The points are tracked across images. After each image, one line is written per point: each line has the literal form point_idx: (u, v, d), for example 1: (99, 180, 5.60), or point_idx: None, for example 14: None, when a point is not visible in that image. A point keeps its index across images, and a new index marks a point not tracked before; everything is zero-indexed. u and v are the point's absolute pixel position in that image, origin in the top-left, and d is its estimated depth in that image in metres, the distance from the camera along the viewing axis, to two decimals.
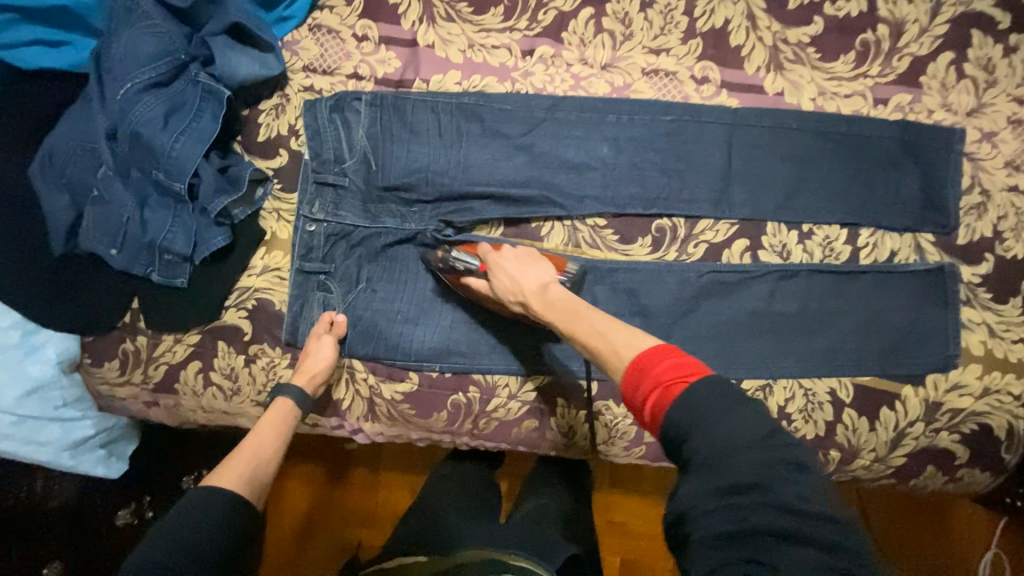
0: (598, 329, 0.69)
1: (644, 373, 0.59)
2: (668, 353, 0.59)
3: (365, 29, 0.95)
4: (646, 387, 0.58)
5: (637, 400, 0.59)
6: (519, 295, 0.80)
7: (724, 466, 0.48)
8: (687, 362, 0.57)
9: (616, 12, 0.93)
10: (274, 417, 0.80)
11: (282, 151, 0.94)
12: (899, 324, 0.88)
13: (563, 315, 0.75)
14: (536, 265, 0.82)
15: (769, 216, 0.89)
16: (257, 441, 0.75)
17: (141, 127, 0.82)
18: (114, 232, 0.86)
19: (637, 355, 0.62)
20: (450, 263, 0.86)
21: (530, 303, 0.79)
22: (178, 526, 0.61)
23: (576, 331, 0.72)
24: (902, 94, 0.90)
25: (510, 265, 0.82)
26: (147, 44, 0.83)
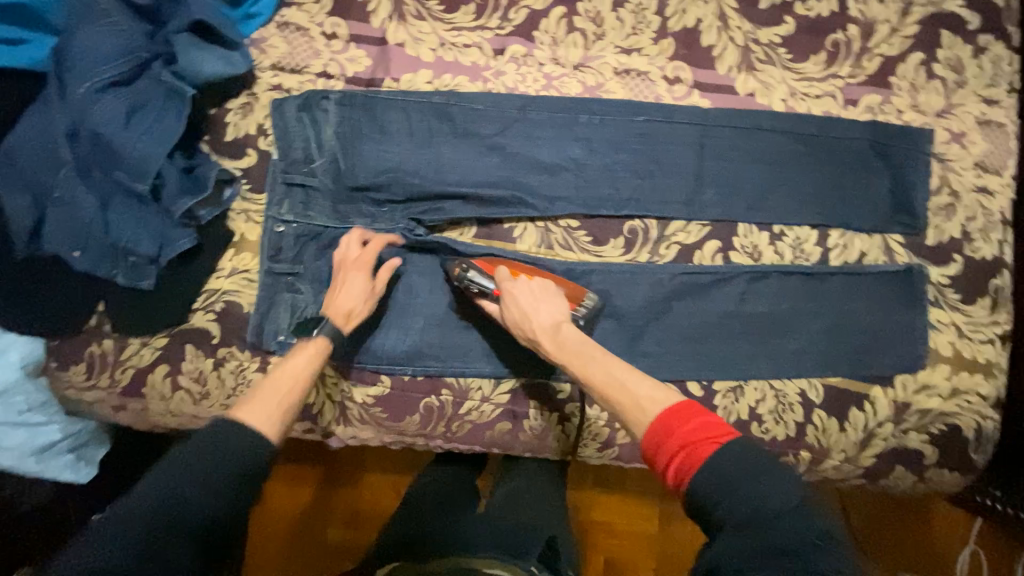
0: (615, 379, 0.70)
1: (668, 432, 0.60)
2: (691, 412, 0.61)
3: (334, 26, 0.93)
4: (670, 450, 0.59)
5: (661, 463, 0.60)
6: (529, 329, 0.78)
7: (757, 529, 0.50)
8: (712, 424, 0.59)
9: (588, 11, 0.92)
10: (305, 354, 0.76)
11: (251, 151, 0.93)
12: (869, 325, 0.88)
13: (577, 355, 0.74)
14: (555, 301, 0.81)
15: (740, 218, 0.89)
16: (284, 378, 0.72)
17: (101, 127, 0.81)
18: (76, 234, 0.84)
19: (658, 413, 0.63)
20: (464, 282, 0.85)
21: (538, 337, 0.78)
22: (182, 458, 0.59)
23: (591, 377, 0.71)
24: (872, 94, 0.90)
25: (527, 296, 0.80)
26: (107, 42, 0.81)
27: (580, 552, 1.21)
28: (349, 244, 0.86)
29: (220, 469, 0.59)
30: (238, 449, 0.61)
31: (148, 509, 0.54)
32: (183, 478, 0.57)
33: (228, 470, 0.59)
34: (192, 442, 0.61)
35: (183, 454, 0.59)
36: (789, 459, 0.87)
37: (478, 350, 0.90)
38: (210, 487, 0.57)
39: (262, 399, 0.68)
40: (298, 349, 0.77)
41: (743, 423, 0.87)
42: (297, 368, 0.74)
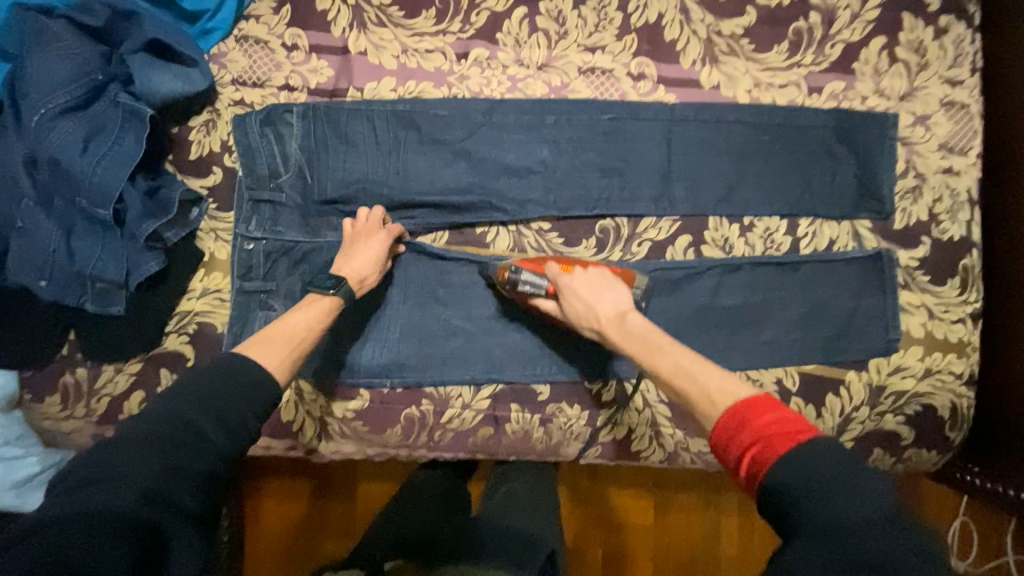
0: (687, 365, 0.67)
1: (741, 427, 0.56)
2: (767, 407, 0.56)
3: (294, 37, 0.91)
4: (742, 445, 0.55)
5: (733, 458, 0.56)
6: (595, 321, 0.78)
7: (843, 537, 0.45)
8: (791, 421, 0.54)
9: (550, 10, 0.91)
10: (315, 305, 0.76)
11: (216, 169, 0.92)
12: (844, 310, 0.89)
13: (641, 345, 0.72)
14: (614, 290, 0.80)
15: (710, 211, 0.89)
16: (294, 323, 0.72)
17: (57, 153, 0.79)
18: (40, 263, 0.83)
19: (729, 408, 0.59)
20: (518, 284, 0.82)
21: (603, 329, 0.77)
22: (185, 386, 0.58)
23: (659, 366, 0.68)
24: (836, 81, 0.90)
25: (587, 289, 0.79)
26: (58, 65, 0.79)
27: (580, 548, 1.22)
28: (350, 221, 0.86)
29: (229, 394, 0.58)
30: (245, 380, 0.61)
31: (159, 427, 0.54)
32: (192, 400, 0.57)
33: (232, 399, 0.58)
34: (196, 372, 0.60)
35: (185, 384, 0.58)
36: None
37: (456, 358, 0.90)
38: (218, 412, 0.57)
39: (269, 343, 0.68)
40: (309, 301, 0.77)
41: None
42: (309, 320, 0.74)
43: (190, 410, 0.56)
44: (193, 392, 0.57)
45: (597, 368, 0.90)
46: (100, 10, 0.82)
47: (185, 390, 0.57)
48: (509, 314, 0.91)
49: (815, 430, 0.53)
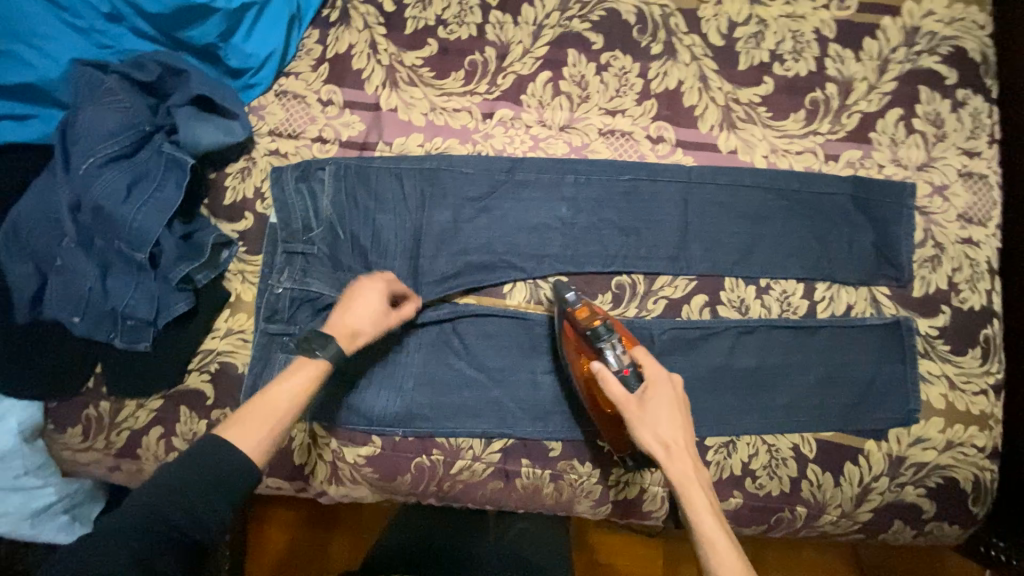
0: (729, 540, 0.66)
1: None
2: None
3: (330, 93, 0.97)
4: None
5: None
6: (660, 433, 0.72)
7: None
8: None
9: (573, 75, 0.96)
10: (303, 381, 0.71)
11: (248, 215, 0.96)
12: (861, 378, 0.88)
13: (696, 498, 0.68)
14: (686, 430, 0.74)
15: (726, 272, 0.90)
16: (277, 401, 0.69)
17: (103, 200, 0.84)
18: (77, 301, 0.87)
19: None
20: (602, 340, 0.79)
21: (666, 458, 0.71)
22: (176, 483, 0.58)
23: (702, 522, 0.66)
24: (853, 150, 0.92)
25: (664, 412, 0.73)
26: (110, 119, 0.84)
27: None
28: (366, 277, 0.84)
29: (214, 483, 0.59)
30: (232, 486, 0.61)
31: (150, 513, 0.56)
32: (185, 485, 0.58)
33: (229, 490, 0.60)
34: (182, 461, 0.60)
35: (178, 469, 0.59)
36: (784, 515, 0.86)
37: (469, 410, 0.90)
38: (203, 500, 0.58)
39: (256, 423, 0.66)
40: (292, 374, 0.71)
41: (737, 479, 0.86)
42: (295, 391, 0.70)
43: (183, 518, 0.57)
44: (192, 498, 0.58)
45: None
46: (153, 67, 0.87)
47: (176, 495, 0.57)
48: (523, 367, 0.91)
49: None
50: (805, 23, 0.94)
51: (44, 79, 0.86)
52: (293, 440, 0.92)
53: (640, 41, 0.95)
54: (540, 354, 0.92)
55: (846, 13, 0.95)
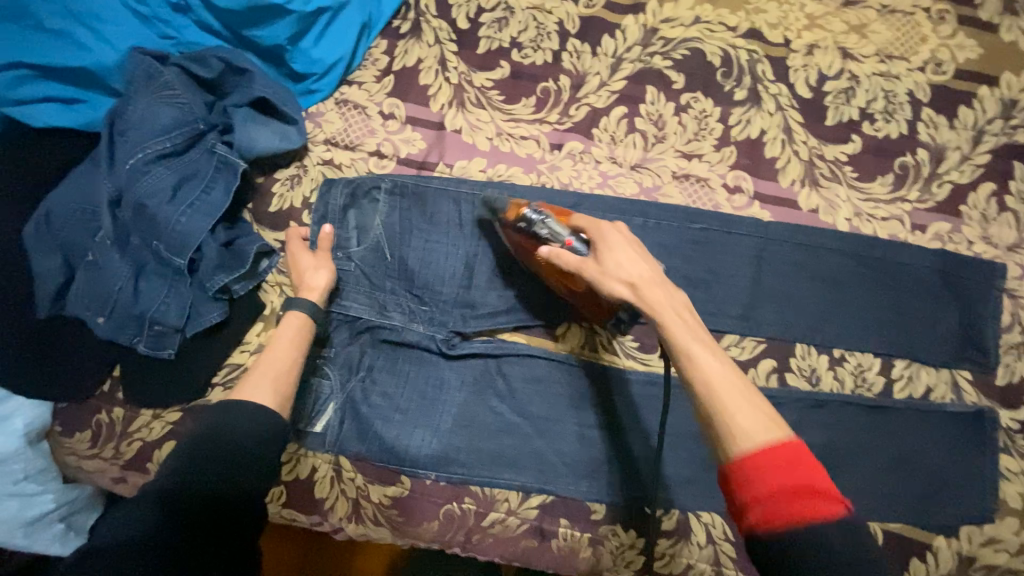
0: (731, 370, 0.56)
1: (787, 466, 0.49)
2: (797, 459, 0.49)
3: (392, 107, 0.92)
4: (764, 492, 0.48)
5: (746, 493, 0.49)
6: (619, 284, 0.65)
7: None
8: (807, 475, 0.48)
9: (650, 113, 0.91)
10: (292, 331, 0.75)
11: (293, 224, 0.90)
12: (932, 468, 0.82)
13: (687, 340, 0.58)
14: (648, 260, 0.67)
15: (798, 338, 0.84)
16: (272, 355, 0.70)
17: (146, 198, 0.79)
18: (104, 300, 0.81)
19: (764, 442, 0.50)
20: (534, 228, 0.72)
21: (641, 298, 0.63)
22: (186, 454, 0.57)
23: (700, 370, 0.56)
24: (941, 222, 0.87)
25: (619, 259, 0.66)
26: (164, 114, 0.80)
27: None
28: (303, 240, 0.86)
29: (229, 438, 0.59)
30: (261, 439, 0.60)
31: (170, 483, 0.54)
32: (197, 449, 0.57)
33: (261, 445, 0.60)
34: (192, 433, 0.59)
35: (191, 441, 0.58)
36: None
37: (508, 458, 0.84)
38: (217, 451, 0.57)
39: (256, 377, 0.67)
40: (278, 333, 0.74)
41: None
42: (286, 344, 0.73)
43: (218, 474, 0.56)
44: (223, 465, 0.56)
45: (661, 493, 0.82)
46: (215, 64, 0.83)
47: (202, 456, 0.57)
48: (570, 418, 0.85)
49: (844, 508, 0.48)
50: (899, 84, 0.90)
51: (100, 65, 0.81)
52: (316, 471, 0.85)
53: (723, 85, 0.91)
54: (590, 407, 0.85)
55: (941, 78, 0.90)
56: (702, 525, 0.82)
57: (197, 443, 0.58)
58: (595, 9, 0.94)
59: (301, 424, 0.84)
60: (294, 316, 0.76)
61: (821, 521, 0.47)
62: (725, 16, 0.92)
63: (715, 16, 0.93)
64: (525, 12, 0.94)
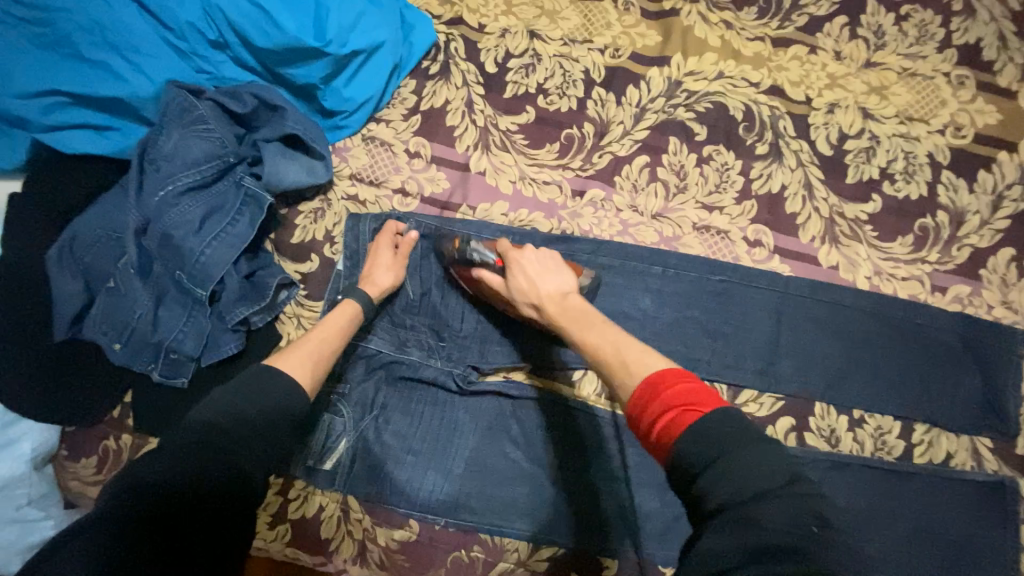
0: (620, 337, 0.63)
1: (657, 388, 0.53)
2: (667, 377, 0.54)
3: (418, 145, 0.94)
4: (649, 418, 0.53)
5: (643, 429, 0.53)
6: (535, 299, 0.73)
7: (746, 516, 0.42)
8: (676, 389, 0.52)
9: (672, 163, 0.92)
10: (345, 318, 0.78)
11: (314, 257, 0.90)
12: (953, 538, 0.80)
13: (576, 323, 0.68)
14: (552, 270, 0.76)
15: (818, 397, 0.84)
16: (320, 338, 0.73)
17: (172, 229, 0.79)
18: (122, 327, 0.81)
19: (642, 377, 0.56)
20: (467, 254, 0.80)
21: (544, 312, 0.73)
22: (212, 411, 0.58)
23: (591, 344, 0.65)
24: (960, 285, 0.87)
25: (519, 275, 0.75)
26: (197, 147, 0.81)
27: None
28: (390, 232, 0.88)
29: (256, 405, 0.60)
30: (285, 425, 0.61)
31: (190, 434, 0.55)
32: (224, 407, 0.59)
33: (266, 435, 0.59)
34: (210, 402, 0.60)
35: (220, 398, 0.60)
36: None
37: (520, 506, 0.82)
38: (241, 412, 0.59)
39: (298, 353, 0.70)
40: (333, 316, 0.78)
41: None
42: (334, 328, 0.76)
43: (220, 461, 0.54)
44: (234, 452, 0.55)
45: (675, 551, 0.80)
46: (249, 99, 0.84)
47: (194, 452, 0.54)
48: (584, 467, 0.83)
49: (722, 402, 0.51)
50: (919, 145, 0.92)
51: (135, 95, 0.81)
52: (322, 510, 0.84)
53: (745, 139, 0.92)
54: (604, 458, 0.84)
55: (960, 141, 0.92)
56: None
57: (199, 429, 0.56)
58: (621, 60, 0.96)
59: (311, 461, 0.83)
60: (350, 303, 0.79)
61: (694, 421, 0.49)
62: (748, 72, 0.94)
63: (737, 72, 0.94)
64: (553, 59, 0.96)
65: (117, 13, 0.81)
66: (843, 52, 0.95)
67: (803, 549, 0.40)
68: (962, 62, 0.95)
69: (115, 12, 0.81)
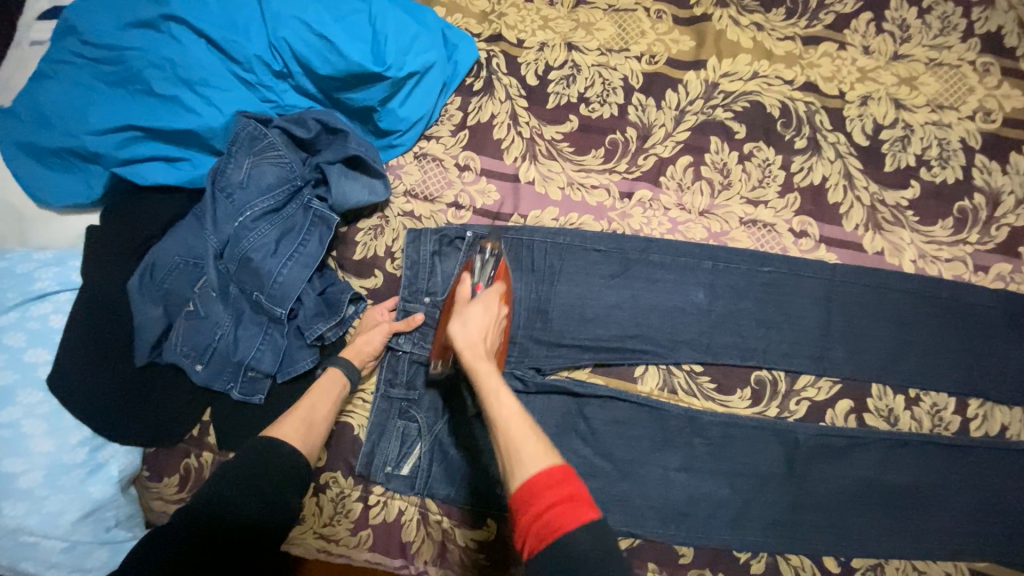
0: (521, 413, 0.64)
1: (554, 484, 0.57)
2: (566, 477, 0.58)
3: (468, 159, 0.97)
4: (539, 509, 0.56)
5: (523, 520, 0.57)
6: (472, 335, 0.72)
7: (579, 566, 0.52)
8: (561, 486, 0.57)
9: (715, 161, 0.96)
10: (325, 388, 0.81)
11: (377, 272, 0.94)
12: (1016, 507, 0.83)
13: (490, 382, 0.67)
14: (495, 328, 0.77)
15: (874, 378, 0.87)
16: (306, 407, 0.78)
17: (251, 252, 0.84)
18: (203, 348, 0.84)
19: (537, 467, 0.58)
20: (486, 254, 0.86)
21: (474, 355, 0.70)
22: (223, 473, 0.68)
23: (496, 415, 0.64)
24: (1002, 263, 0.91)
25: (475, 310, 0.74)
26: (269, 174, 0.85)
27: None
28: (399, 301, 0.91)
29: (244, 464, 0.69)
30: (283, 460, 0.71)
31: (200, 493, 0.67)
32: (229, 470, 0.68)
33: (257, 472, 0.69)
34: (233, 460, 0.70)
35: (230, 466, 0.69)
36: None
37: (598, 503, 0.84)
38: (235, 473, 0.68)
39: (288, 425, 0.75)
40: (321, 383, 0.82)
41: None
42: (319, 397, 0.80)
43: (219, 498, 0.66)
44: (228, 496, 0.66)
45: (750, 535, 0.82)
46: (313, 124, 0.87)
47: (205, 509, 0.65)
48: (655, 460, 0.85)
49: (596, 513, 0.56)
50: (951, 131, 0.95)
51: (207, 126, 0.85)
52: (403, 514, 0.86)
53: (783, 134, 0.96)
54: (672, 449, 0.85)
55: (990, 125, 0.95)
56: (791, 567, 0.83)
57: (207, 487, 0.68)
58: (658, 66, 1.00)
59: (389, 467, 0.86)
60: (333, 368, 0.83)
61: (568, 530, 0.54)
62: (782, 71, 0.98)
63: (771, 71, 0.98)
64: (591, 69, 1.00)
65: (185, 48, 0.85)
66: (871, 46, 0.99)
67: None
68: (986, 50, 0.98)
69: (184, 48, 0.85)
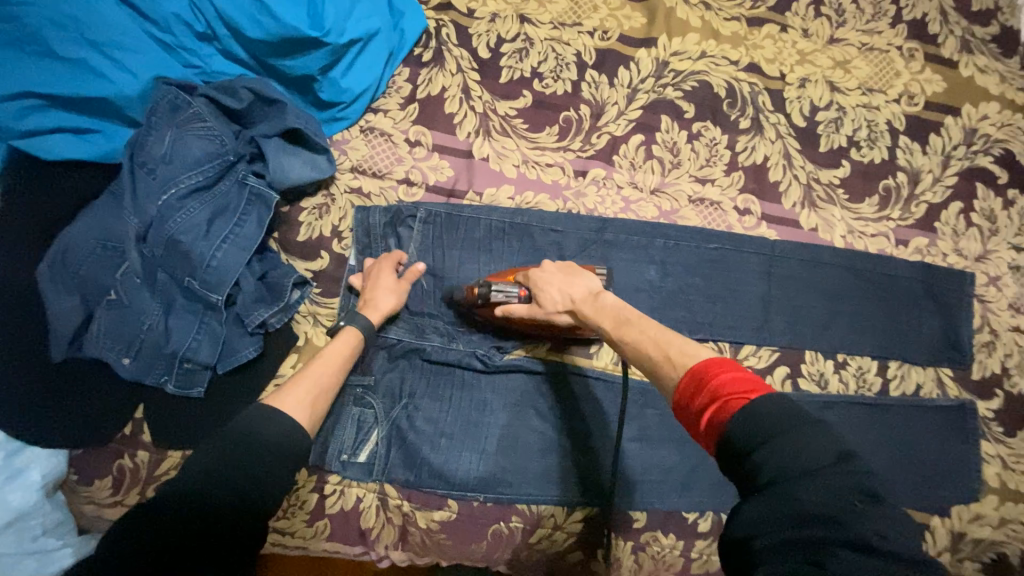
0: (666, 334, 0.61)
1: (699, 384, 0.51)
2: (723, 366, 0.51)
3: (418, 134, 0.93)
4: (700, 403, 0.50)
5: (694, 419, 0.51)
6: (568, 304, 0.73)
7: (786, 488, 0.40)
8: (752, 378, 0.49)
9: (666, 140, 0.97)
10: (341, 350, 0.76)
11: (325, 253, 0.89)
12: (929, 456, 0.93)
13: (614, 320, 0.67)
14: (574, 275, 0.76)
15: (808, 346, 0.93)
16: (315, 371, 0.72)
17: (179, 234, 0.77)
18: (128, 339, 0.77)
19: (686, 370, 0.54)
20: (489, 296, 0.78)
21: (580, 314, 0.72)
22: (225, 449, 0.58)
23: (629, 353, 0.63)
24: (920, 237, 0.99)
25: (551, 290, 0.74)
26: (197, 148, 0.78)
27: None
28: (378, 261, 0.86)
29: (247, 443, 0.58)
30: (271, 433, 0.61)
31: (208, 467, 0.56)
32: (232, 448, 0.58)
33: (223, 466, 0.56)
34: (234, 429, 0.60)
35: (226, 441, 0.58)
36: None
37: (555, 475, 0.86)
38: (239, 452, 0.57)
39: (296, 394, 0.68)
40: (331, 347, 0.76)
41: None
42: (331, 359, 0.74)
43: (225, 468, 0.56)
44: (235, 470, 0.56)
45: (698, 496, 0.88)
46: (245, 95, 0.81)
47: (192, 499, 0.53)
48: (610, 432, 0.88)
49: (767, 389, 0.48)
50: (879, 114, 1.01)
51: (121, 95, 0.76)
52: (361, 502, 0.85)
53: (729, 114, 0.98)
54: (627, 421, 0.88)
55: (913, 108, 1.02)
56: None
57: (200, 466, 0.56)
58: (610, 42, 0.99)
59: (345, 455, 0.84)
60: (347, 331, 0.78)
61: (732, 416, 0.46)
62: (728, 51, 1.00)
63: (718, 51, 1.00)
64: (544, 43, 0.98)
65: (90, 4, 0.75)
66: (810, 29, 1.03)
67: (843, 510, 0.38)
68: (912, 37, 1.05)
69: (88, 4, 0.75)
